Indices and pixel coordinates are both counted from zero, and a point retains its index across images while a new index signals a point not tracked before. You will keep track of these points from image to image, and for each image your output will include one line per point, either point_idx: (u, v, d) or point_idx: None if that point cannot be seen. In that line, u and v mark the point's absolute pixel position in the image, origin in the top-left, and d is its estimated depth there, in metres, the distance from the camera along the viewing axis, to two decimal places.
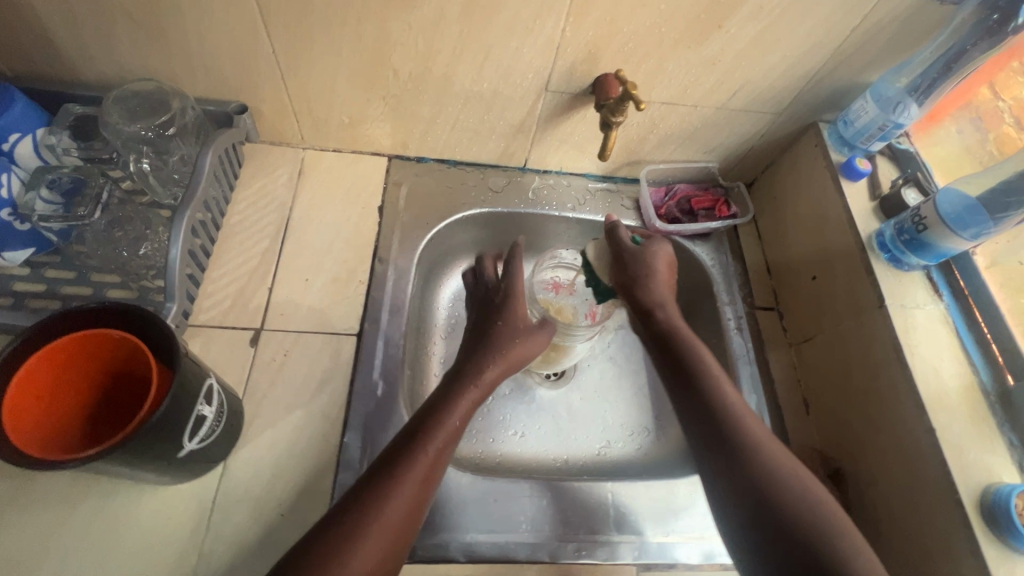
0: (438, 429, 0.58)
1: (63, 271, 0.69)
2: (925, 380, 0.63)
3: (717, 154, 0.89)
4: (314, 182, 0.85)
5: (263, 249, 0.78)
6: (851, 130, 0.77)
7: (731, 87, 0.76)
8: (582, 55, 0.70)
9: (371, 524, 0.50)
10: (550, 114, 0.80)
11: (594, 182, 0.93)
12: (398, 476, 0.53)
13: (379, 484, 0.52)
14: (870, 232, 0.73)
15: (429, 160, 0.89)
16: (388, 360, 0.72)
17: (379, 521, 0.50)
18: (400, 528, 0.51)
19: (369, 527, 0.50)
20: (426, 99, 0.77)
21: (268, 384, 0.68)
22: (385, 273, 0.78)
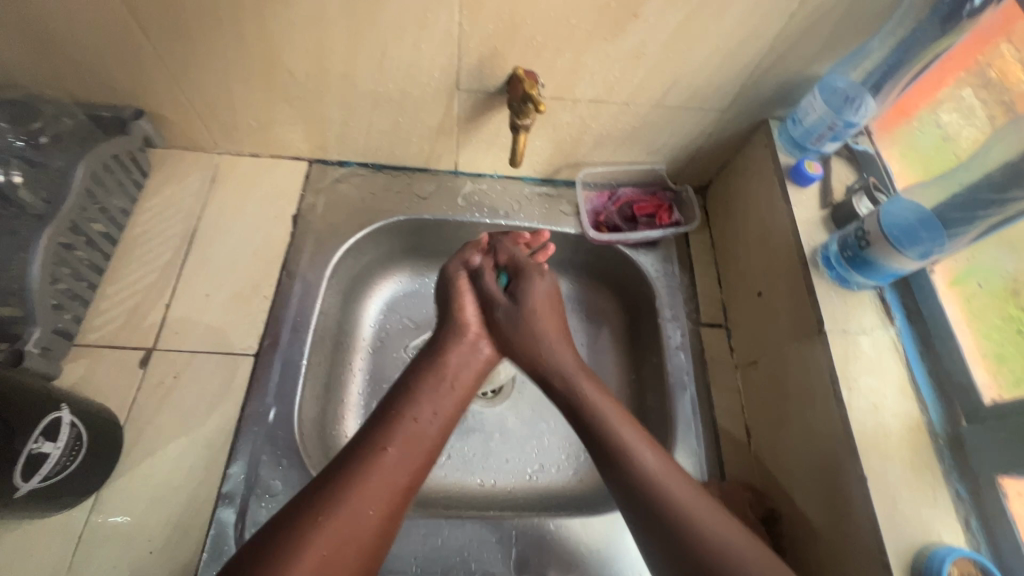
0: (393, 434, 0.56)
1: None
2: (861, 419, 0.55)
3: (663, 155, 0.81)
4: (226, 190, 0.80)
5: (164, 262, 0.74)
6: (800, 129, 0.68)
7: (663, 83, 0.68)
8: (487, 50, 0.63)
9: (316, 531, 0.48)
10: (469, 114, 0.73)
11: (532, 186, 0.86)
12: (341, 487, 0.51)
13: (326, 489, 0.51)
14: (816, 245, 0.65)
15: (352, 164, 0.84)
16: (285, 383, 0.68)
17: (325, 529, 0.49)
18: (343, 541, 0.49)
19: (310, 538, 0.48)
20: (332, 100, 0.72)
21: (153, 409, 0.65)
22: (292, 289, 0.74)
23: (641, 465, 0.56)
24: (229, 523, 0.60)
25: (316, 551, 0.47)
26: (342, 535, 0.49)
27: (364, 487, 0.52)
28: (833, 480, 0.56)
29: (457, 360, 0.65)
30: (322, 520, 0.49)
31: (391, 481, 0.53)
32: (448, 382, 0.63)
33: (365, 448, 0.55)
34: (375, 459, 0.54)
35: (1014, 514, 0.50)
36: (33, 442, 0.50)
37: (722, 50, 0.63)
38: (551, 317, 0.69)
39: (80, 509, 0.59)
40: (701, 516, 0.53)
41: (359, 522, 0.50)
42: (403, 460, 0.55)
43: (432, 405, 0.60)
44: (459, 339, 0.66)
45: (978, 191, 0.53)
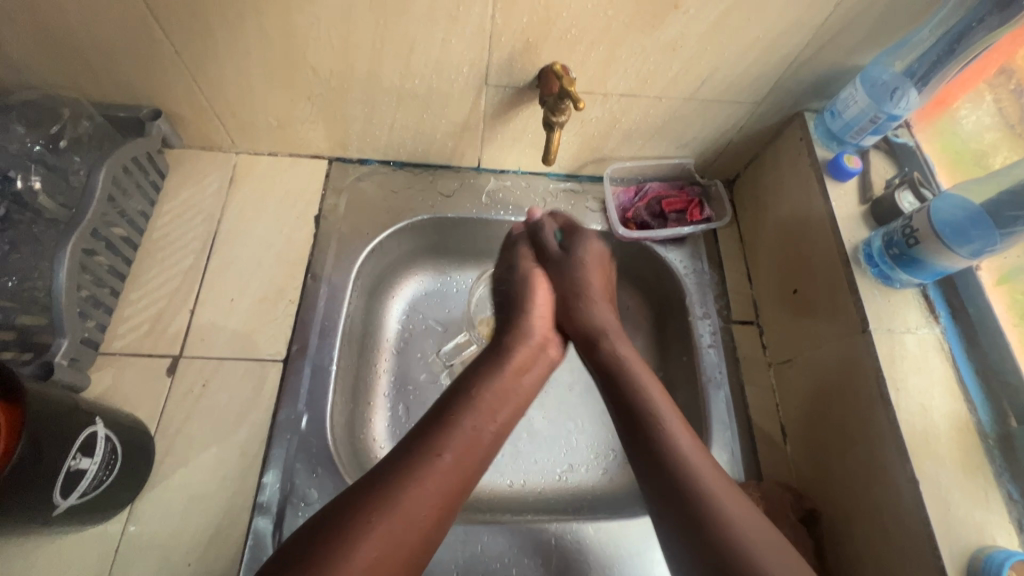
0: (453, 438, 0.55)
1: None
2: (910, 420, 0.54)
3: (692, 149, 0.79)
4: (245, 191, 0.78)
5: (186, 266, 0.72)
6: (838, 122, 0.67)
7: (699, 76, 0.66)
8: (519, 44, 0.61)
9: (370, 531, 0.47)
10: (495, 110, 0.71)
11: (556, 182, 0.85)
12: (391, 488, 0.49)
13: (386, 485, 0.50)
14: (857, 241, 0.63)
15: (373, 162, 0.82)
16: (315, 388, 0.67)
17: (379, 530, 0.47)
18: (392, 545, 0.47)
19: (361, 539, 0.46)
20: (355, 97, 0.70)
21: (183, 418, 0.63)
22: (317, 291, 0.73)
23: (699, 471, 0.54)
24: (266, 533, 0.59)
25: (369, 553, 0.46)
26: (393, 541, 0.47)
27: (413, 490, 0.50)
28: (881, 481, 0.55)
29: (524, 361, 0.65)
30: (376, 523, 0.47)
31: (443, 486, 0.52)
32: (513, 384, 0.63)
33: (419, 452, 0.53)
34: (429, 463, 0.52)
35: None
36: (72, 459, 0.49)
37: (762, 41, 0.61)
38: (599, 270, 0.75)
39: (114, 522, 0.58)
40: (749, 524, 0.50)
41: (408, 526, 0.48)
42: (457, 465, 0.54)
43: (493, 410, 0.59)
44: (522, 343, 0.67)
45: None
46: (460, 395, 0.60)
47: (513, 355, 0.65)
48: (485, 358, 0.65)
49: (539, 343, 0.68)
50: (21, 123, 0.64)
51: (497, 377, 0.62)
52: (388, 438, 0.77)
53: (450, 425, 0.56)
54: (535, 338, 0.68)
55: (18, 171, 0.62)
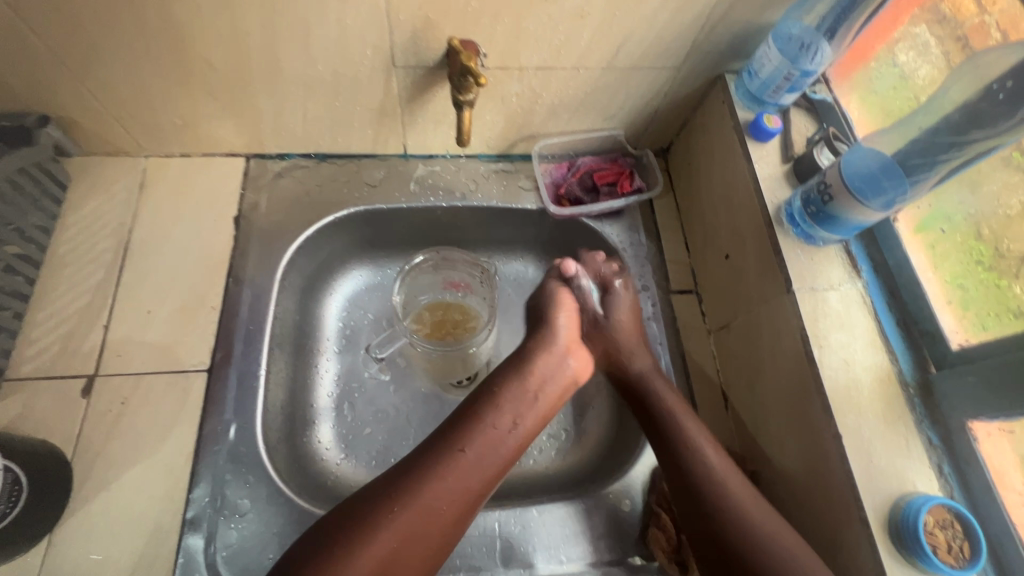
0: (476, 435, 0.56)
1: None
2: (834, 377, 0.54)
3: (621, 119, 0.78)
4: (158, 196, 0.74)
5: (98, 280, 0.68)
6: (756, 82, 0.66)
7: (613, 42, 0.64)
8: (419, 20, 0.58)
9: (387, 521, 0.49)
10: (410, 93, 0.69)
11: (488, 164, 0.82)
12: (413, 481, 0.52)
13: (407, 481, 0.52)
14: (779, 203, 0.63)
15: (294, 155, 0.79)
16: (243, 395, 0.64)
17: (395, 523, 0.49)
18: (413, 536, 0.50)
19: (381, 528, 0.49)
20: (258, 89, 0.66)
21: (102, 439, 0.60)
22: (240, 295, 0.70)
23: (728, 493, 0.55)
24: (198, 550, 0.57)
25: (386, 541, 0.48)
26: (416, 528, 0.50)
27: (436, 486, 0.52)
28: (811, 440, 0.55)
29: (544, 370, 0.62)
30: (394, 508, 0.50)
31: (465, 484, 0.53)
32: (532, 392, 0.61)
33: (443, 445, 0.54)
34: (452, 458, 0.54)
35: (984, 455, 0.50)
36: None
37: (671, 2, 0.60)
38: (632, 329, 0.70)
39: (31, 554, 0.55)
40: (751, 508, 0.54)
41: (431, 524, 0.51)
42: (477, 471, 0.54)
43: (514, 414, 0.59)
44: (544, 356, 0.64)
45: (936, 134, 0.52)
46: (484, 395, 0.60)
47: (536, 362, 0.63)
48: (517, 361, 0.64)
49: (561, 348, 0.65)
50: None
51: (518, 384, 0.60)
52: (333, 439, 0.75)
53: (475, 423, 0.56)
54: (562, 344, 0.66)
55: None
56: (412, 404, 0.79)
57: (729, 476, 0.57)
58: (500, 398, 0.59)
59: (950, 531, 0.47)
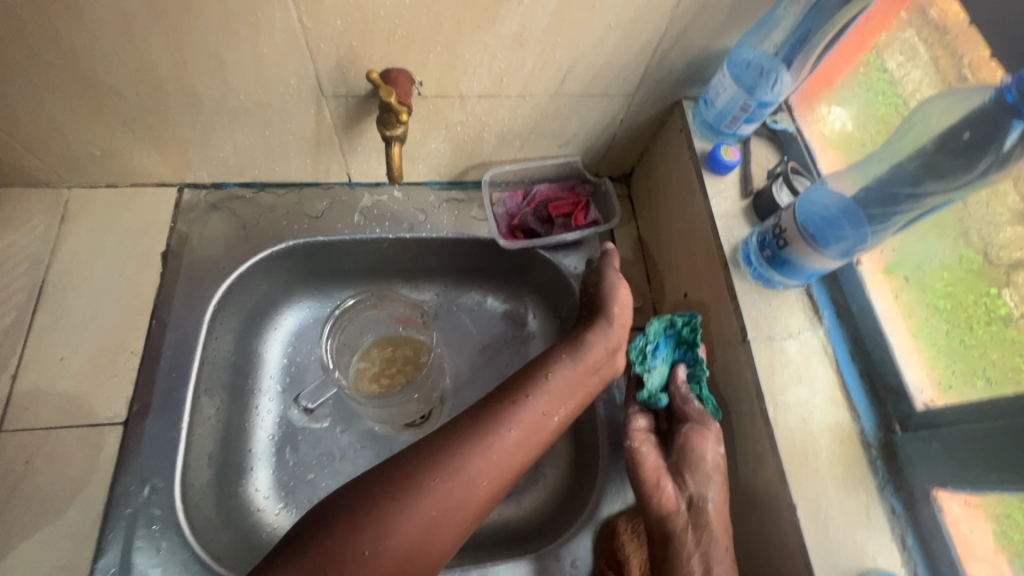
0: (520, 414, 0.54)
1: None
2: (790, 438, 0.50)
3: (577, 146, 0.74)
4: (80, 231, 0.69)
5: (8, 324, 0.63)
6: (712, 112, 0.61)
7: (559, 69, 0.60)
8: (343, 49, 0.54)
9: (417, 495, 0.47)
10: (345, 122, 0.64)
11: (438, 191, 0.78)
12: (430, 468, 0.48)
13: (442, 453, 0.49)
14: (735, 242, 0.59)
15: (230, 185, 0.74)
16: (161, 451, 0.60)
17: (428, 495, 0.47)
18: (434, 523, 0.47)
19: (410, 501, 0.46)
20: (178, 119, 0.61)
21: (1, 503, 0.56)
22: (164, 339, 0.65)
23: None
24: None
25: (405, 521, 0.46)
26: (437, 510, 0.47)
27: (456, 472, 0.49)
28: (765, 505, 0.51)
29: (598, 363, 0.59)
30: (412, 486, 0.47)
31: (503, 464, 0.51)
32: (590, 378, 0.59)
33: (487, 420, 0.52)
34: (498, 436, 0.52)
35: (950, 528, 0.46)
36: None
37: (617, 28, 0.55)
38: (714, 457, 0.54)
39: None
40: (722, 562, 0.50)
41: (464, 501, 0.48)
42: (502, 458, 0.51)
43: (563, 397, 0.56)
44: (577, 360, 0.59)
45: (896, 178, 0.49)
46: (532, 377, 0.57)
47: (581, 357, 0.59)
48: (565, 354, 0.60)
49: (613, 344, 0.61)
50: None
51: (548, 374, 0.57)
52: (271, 487, 0.70)
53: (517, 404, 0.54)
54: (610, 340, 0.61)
55: None
56: (360, 445, 0.74)
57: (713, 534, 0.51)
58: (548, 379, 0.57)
59: None
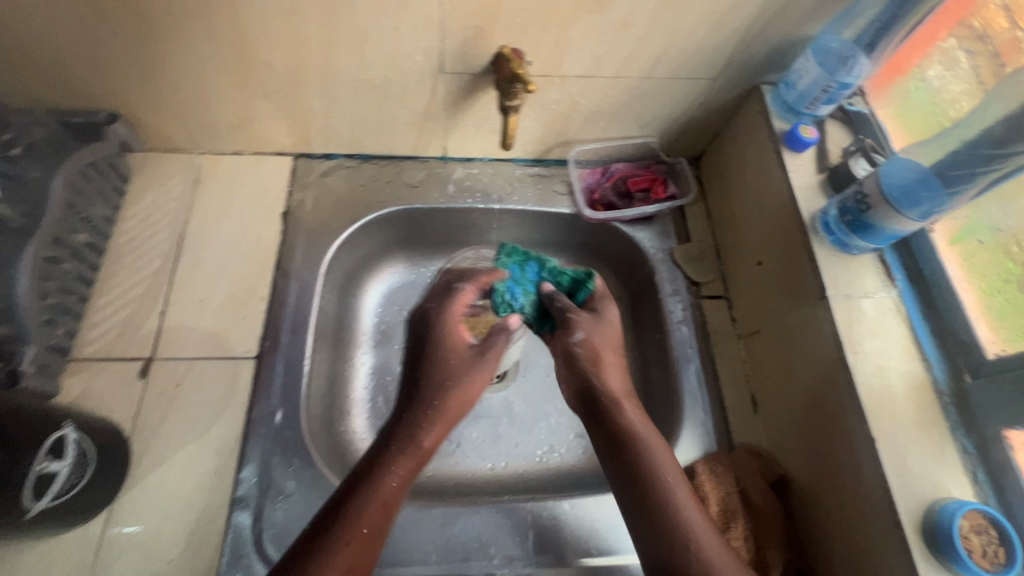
0: (392, 465, 0.52)
1: None
2: (868, 382, 0.55)
3: (656, 127, 0.80)
4: (211, 191, 0.78)
5: (155, 269, 0.72)
6: (793, 93, 0.67)
7: (654, 52, 0.66)
8: (470, 29, 0.61)
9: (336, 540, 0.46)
10: (454, 98, 0.71)
11: (523, 168, 0.85)
12: (357, 498, 0.49)
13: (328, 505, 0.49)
14: (813, 211, 0.64)
15: (339, 156, 0.82)
16: (290, 382, 0.67)
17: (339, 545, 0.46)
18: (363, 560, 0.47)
19: (334, 539, 0.47)
20: (312, 91, 0.69)
21: (158, 420, 0.64)
22: (287, 288, 0.73)
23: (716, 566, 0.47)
24: (246, 527, 0.60)
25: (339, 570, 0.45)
26: (364, 544, 0.47)
27: (376, 511, 0.49)
28: (844, 442, 0.56)
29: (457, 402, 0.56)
30: (339, 527, 0.47)
31: (384, 512, 0.49)
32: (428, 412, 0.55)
33: (357, 475, 0.51)
34: (373, 484, 0.50)
35: (1020, 463, 0.51)
36: (41, 463, 0.48)
37: (713, 14, 0.61)
38: (617, 338, 0.62)
39: (93, 524, 0.58)
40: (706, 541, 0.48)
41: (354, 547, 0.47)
42: (397, 493, 0.50)
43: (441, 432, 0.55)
44: (455, 383, 0.57)
45: (975, 147, 0.53)
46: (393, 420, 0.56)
47: (449, 386, 0.57)
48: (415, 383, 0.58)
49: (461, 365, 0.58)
50: None
51: (449, 388, 0.57)
52: (367, 429, 0.77)
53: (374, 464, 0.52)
54: (462, 368, 0.58)
55: None
56: None
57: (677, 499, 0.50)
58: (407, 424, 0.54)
59: (986, 536, 0.48)
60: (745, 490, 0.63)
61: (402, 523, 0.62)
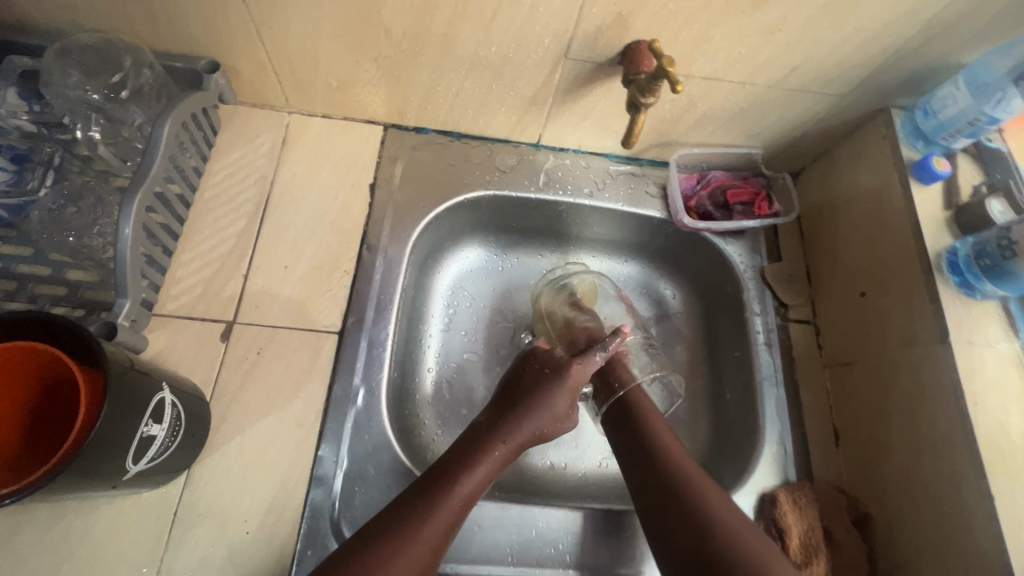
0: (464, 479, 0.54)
1: (38, 266, 0.58)
2: (987, 436, 0.54)
3: (764, 138, 0.76)
4: (298, 153, 0.75)
5: (240, 229, 0.70)
6: (932, 122, 0.65)
7: (792, 62, 0.63)
8: (610, 17, 0.57)
9: (403, 545, 0.48)
10: (569, 86, 0.68)
11: (616, 164, 0.82)
12: (447, 488, 0.52)
13: (404, 508, 0.51)
14: (939, 249, 0.62)
15: (429, 131, 0.79)
16: (372, 362, 0.66)
17: (406, 548, 0.48)
18: (442, 544, 0.50)
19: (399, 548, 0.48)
20: (424, 63, 0.66)
21: (238, 386, 0.62)
22: (373, 264, 0.71)
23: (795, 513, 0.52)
24: (323, 507, 0.59)
25: (422, 552, 0.49)
26: (445, 532, 0.51)
27: (452, 509, 0.52)
28: (949, 492, 0.55)
29: (482, 443, 0.57)
30: (433, 514, 0.50)
31: (445, 523, 0.51)
32: (499, 447, 0.57)
33: (429, 488, 0.52)
34: (440, 501, 0.51)
35: None
36: (144, 426, 0.47)
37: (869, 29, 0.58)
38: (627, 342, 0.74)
39: (172, 486, 0.57)
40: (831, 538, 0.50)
41: (417, 550, 0.49)
42: (474, 495, 0.54)
43: (483, 473, 0.55)
44: (533, 419, 0.60)
45: None
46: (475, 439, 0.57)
47: (529, 415, 0.60)
48: (505, 408, 0.60)
49: (561, 414, 0.62)
50: (78, 70, 0.60)
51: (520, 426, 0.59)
52: (433, 415, 0.75)
53: (451, 475, 0.53)
54: (558, 411, 0.62)
55: (77, 120, 0.61)
56: None
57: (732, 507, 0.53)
58: (484, 452, 0.56)
59: None
60: (829, 529, 0.62)
61: (480, 520, 0.61)
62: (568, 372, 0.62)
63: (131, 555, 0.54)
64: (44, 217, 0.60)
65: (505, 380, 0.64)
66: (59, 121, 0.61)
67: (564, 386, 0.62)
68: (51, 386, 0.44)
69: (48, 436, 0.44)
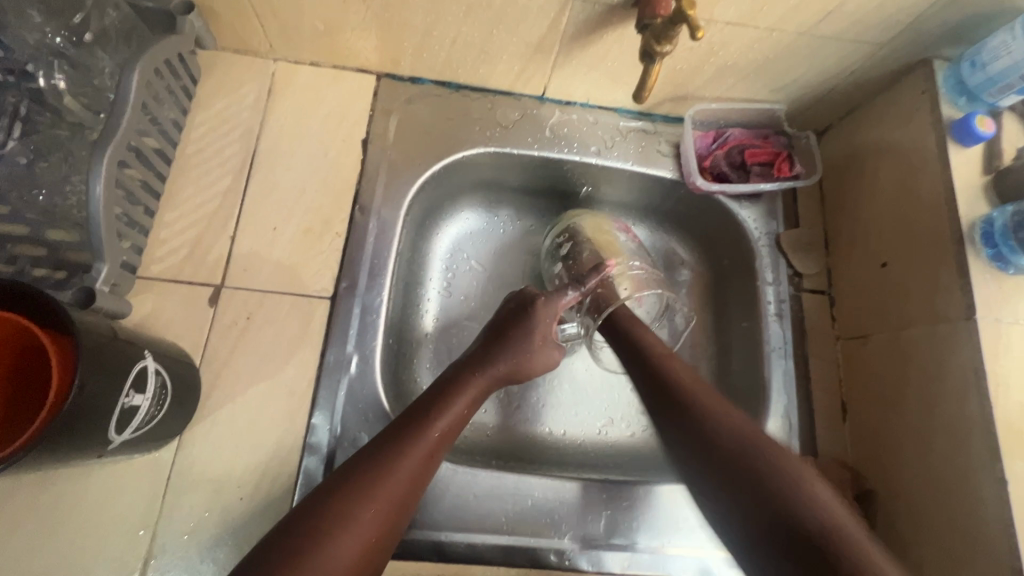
0: (447, 412, 0.54)
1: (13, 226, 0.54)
2: (1007, 418, 0.52)
3: (789, 92, 0.70)
4: (285, 105, 0.70)
5: (225, 187, 0.66)
6: (978, 76, 0.59)
7: (826, 6, 0.56)
8: None
9: (387, 474, 0.48)
10: (577, 31, 0.62)
11: (626, 120, 0.76)
12: (423, 423, 0.52)
13: (391, 441, 0.50)
14: (973, 219, 0.58)
15: (426, 82, 0.73)
16: (365, 329, 0.64)
17: (389, 479, 0.48)
18: (422, 474, 0.50)
19: (382, 481, 0.47)
20: (417, 4, 0.60)
21: (228, 352, 0.60)
22: (366, 225, 0.67)
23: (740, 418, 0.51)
24: (317, 473, 0.58)
25: (401, 484, 0.48)
26: (426, 462, 0.51)
27: (434, 440, 0.52)
28: (957, 473, 0.54)
29: (466, 379, 0.57)
30: (416, 444, 0.50)
31: (426, 456, 0.51)
32: (479, 380, 0.58)
33: (411, 421, 0.52)
34: (423, 433, 0.51)
35: None
36: (125, 397, 0.46)
37: None
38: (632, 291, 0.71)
39: (164, 451, 0.56)
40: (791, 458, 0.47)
41: (400, 479, 0.48)
42: (453, 427, 0.54)
43: (462, 406, 0.55)
44: (506, 358, 0.60)
45: None
46: (458, 375, 0.58)
47: (506, 351, 0.60)
48: (481, 350, 0.61)
49: (535, 351, 0.62)
50: (39, 12, 0.55)
51: (500, 361, 0.60)
52: (431, 380, 0.73)
53: (438, 405, 0.54)
54: (532, 348, 0.62)
55: (40, 67, 0.56)
56: None
57: (796, 481, 0.45)
58: (464, 388, 0.56)
59: None
60: None
61: (475, 489, 0.60)
62: (535, 308, 0.63)
63: (126, 519, 0.54)
64: (14, 172, 0.56)
65: (484, 328, 0.65)
66: (22, 68, 0.55)
67: (535, 325, 0.63)
68: (25, 354, 0.42)
69: (24, 406, 0.42)
